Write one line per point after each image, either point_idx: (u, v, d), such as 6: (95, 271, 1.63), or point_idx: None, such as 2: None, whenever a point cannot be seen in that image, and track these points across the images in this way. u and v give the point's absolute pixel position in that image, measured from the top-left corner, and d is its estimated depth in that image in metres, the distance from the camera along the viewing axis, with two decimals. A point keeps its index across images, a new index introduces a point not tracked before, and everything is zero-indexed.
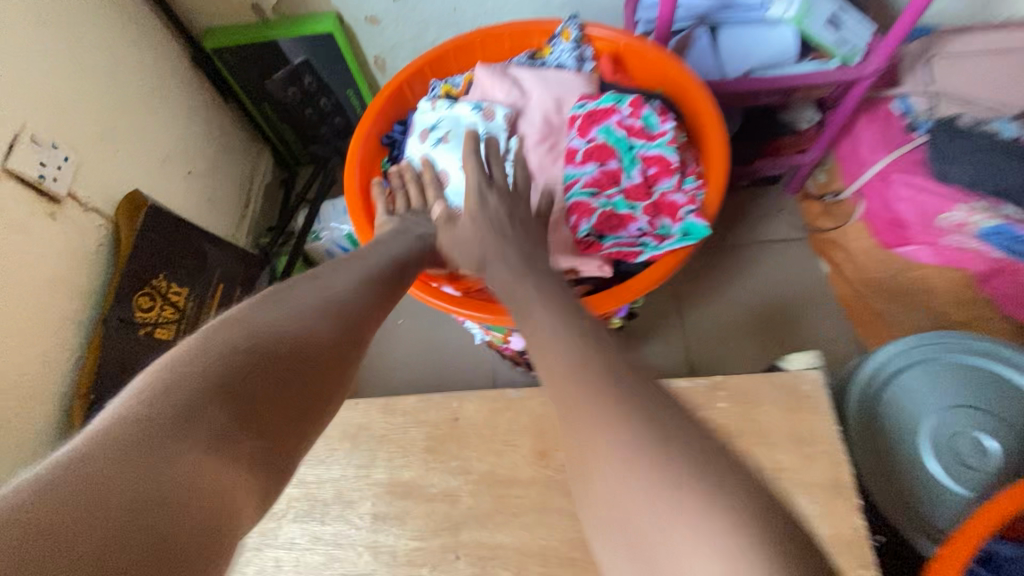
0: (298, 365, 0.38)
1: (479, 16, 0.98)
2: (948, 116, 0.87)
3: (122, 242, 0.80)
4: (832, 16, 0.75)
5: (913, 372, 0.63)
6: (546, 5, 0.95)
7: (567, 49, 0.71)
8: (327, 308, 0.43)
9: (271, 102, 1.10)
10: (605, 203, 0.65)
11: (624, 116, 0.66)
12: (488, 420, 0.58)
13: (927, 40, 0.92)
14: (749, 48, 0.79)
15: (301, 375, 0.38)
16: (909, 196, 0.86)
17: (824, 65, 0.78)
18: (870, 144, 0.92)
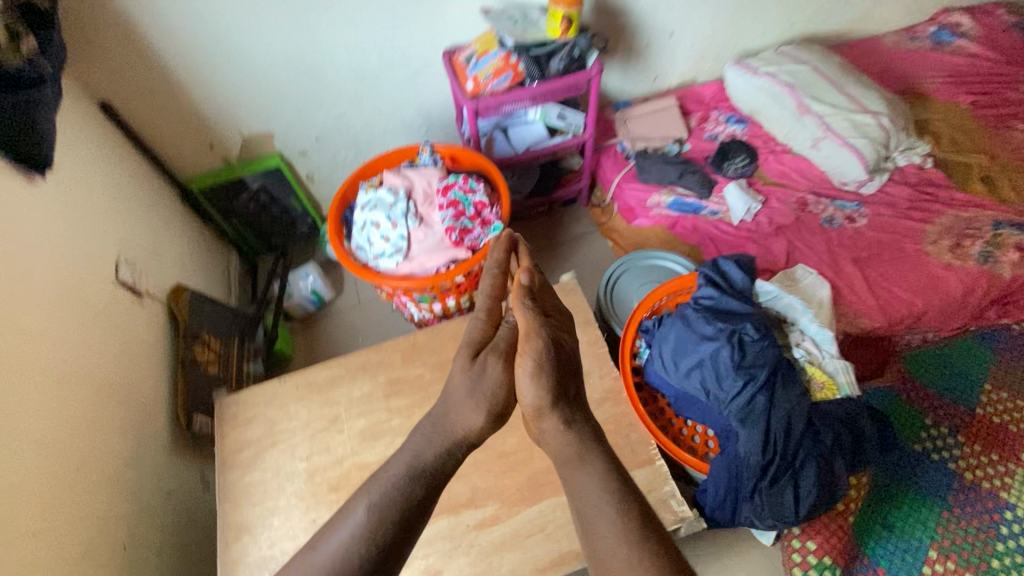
0: (407, 524, 0.64)
1: (371, 140, 1.58)
2: (641, 149, 1.63)
3: (179, 314, 1.24)
4: (560, 113, 1.44)
5: (628, 275, 1.26)
6: (410, 126, 1.57)
7: (427, 156, 1.22)
8: (413, 475, 0.67)
9: (237, 216, 1.59)
10: (459, 224, 1.08)
11: (461, 185, 1.13)
12: (432, 340, 1.11)
13: (622, 112, 1.70)
14: (523, 136, 1.46)
15: (411, 525, 0.64)
16: (631, 193, 1.58)
17: (566, 137, 1.48)
18: (610, 168, 1.65)
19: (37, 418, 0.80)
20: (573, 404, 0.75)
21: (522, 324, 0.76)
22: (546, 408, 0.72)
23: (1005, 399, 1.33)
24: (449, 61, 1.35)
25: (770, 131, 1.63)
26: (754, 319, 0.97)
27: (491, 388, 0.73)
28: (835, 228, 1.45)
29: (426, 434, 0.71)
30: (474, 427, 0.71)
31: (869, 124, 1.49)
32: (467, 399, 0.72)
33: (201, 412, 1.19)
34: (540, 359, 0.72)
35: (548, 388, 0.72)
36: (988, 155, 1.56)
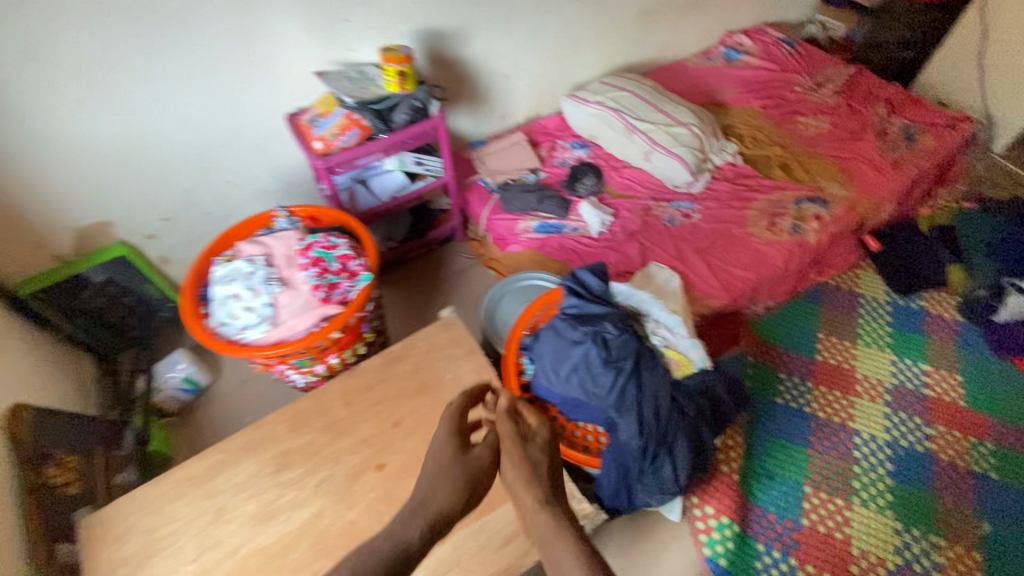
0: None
1: (226, 212, 1.53)
2: (502, 182, 1.74)
3: (19, 437, 1.06)
4: (416, 159, 1.50)
5: (505, 299, 1.32)
6: (267, 193, 1.55)
7: (284, 220, 1.22)
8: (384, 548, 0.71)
9: (83, 314, 1.44)
10: (324, 281, 1.08)
11: (321, 242, 1.14)
12: (318, 403, 1.08)
13: (477, 151, 1.81)
14: (384, 186, 1.50)
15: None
16: (501, 223, 1.66)
17: (428, 181, 1.54)
18: (477, 203, 1.73)
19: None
20: (551, 488, 0.82)
21: (502, 427, 0.85)
22: (520, 489, 0.80)
23: (835, 343, 1.57)
24: (295, 125, 1.37)
25: (610, 151, 1.83)
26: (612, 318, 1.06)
27: (475, 478, 0.82)
28: (675, 226, 1.66)
29: (407, 512, 0.77)
30: (446, 512, 0.78)
31: (684, 135, 1.73)
32: (446, 492, 0.79)
33: (66, 541, 1.05)
34: (517, 459, 0.81)
35: (527, 483, 0.80)
36: (781, 146, 1.87)
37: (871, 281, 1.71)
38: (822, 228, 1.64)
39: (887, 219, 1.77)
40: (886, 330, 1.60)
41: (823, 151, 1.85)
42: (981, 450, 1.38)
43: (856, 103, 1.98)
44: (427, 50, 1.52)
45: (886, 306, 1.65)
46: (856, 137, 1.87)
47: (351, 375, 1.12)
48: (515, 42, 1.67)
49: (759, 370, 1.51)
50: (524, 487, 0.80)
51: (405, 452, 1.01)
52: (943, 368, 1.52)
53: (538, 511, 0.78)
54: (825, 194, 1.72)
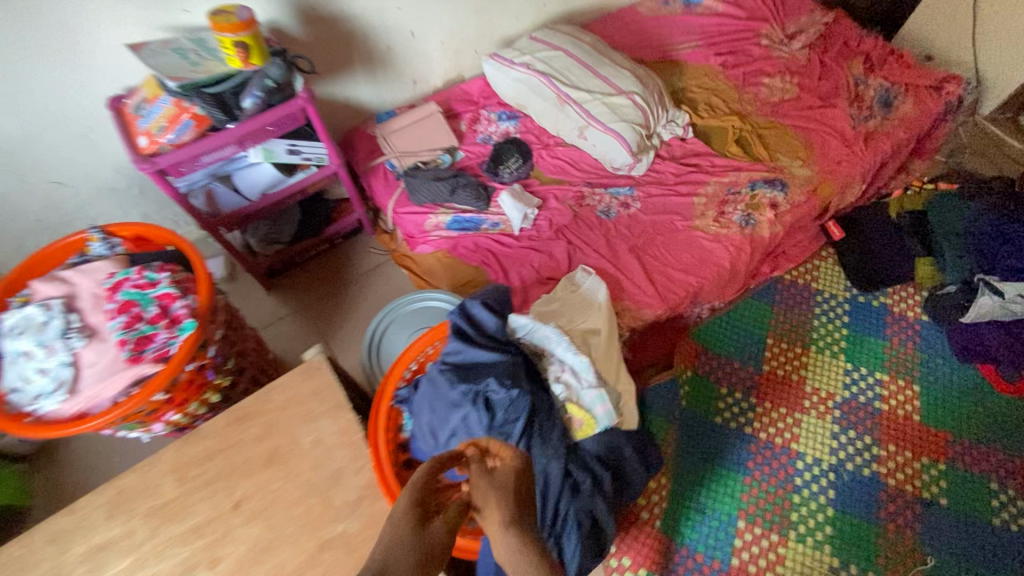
0: None
1: (63, 216, 1.27)
2: (409, 166, 1.46)
3: None
4: (289, 147, 1.22)
5: (394, 326, 1.11)
6: (113, 190, 1.28)
7: (99, 245, 0.97)
8: None
9: None
10: (134, 334, 0.86)
11: (134, 280, 0.89)
12: (143, 478, 0.88)
13: (380, 126, 1.52)
14: (252, 182, 1.25)
15: None
16: (407, 219, 1.42)
17: (310, 172, 1.30)
18: (381, 191, 1.47)
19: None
20: (525, 513, 0.68)
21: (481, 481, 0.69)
22: (504, 536, 0.64)
23: (784, 349, 1.41)
24: (116, 110, 1.09)
25: (540, 124, 1.56)
26: (501, 370, 0.87)
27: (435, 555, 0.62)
28: (611, 218, 1.42)
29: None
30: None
31: (624, 106, 1.46)
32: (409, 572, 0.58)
33: None
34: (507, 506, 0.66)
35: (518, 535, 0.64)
36: (740, 115, 1.62)
37: (831, 274, 1.52)
38: (778, 218, 1.42)
39: (853, 202, 1.56)
40: (842, 333, 1.43)
41: (787, 121, 1.60)
42: (932, 472, 1.25)
43: (829, 61, 1.71)
44: (295, 7, 1.22)
45: (844, 305, 1.47)
46: (826, 103, 1.62)
47: (187, 440, 0.91)
48: None
49: (699, 385, 1.34)
50: (514, 543, 0.64)
51: (245, 543, 0.83)
52: (900, 377, 1.37)
53: (513, 549, 0.63)
54: (786, 175, 1.49)
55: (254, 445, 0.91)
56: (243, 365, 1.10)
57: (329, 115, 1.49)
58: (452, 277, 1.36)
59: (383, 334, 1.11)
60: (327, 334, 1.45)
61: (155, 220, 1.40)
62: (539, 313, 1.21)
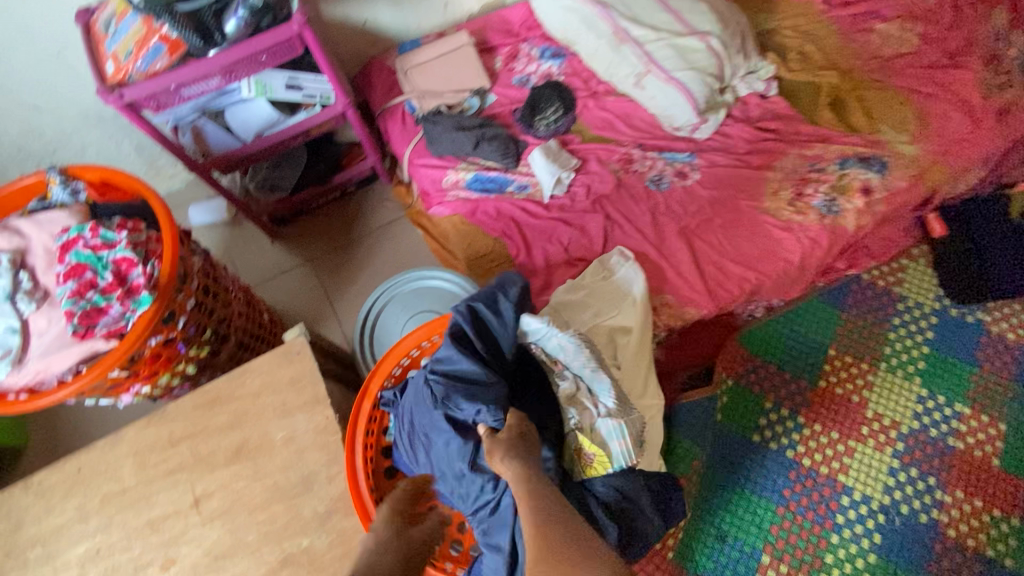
0: None
1: (49, 143, 1.16)
2: (431, 109, 1.25)
3: None
4: (287, 81, 1.02)
5: (391, 306, 0.98)
6: (99, 117, 1.15)
7: (59, 189, 0.84)
8: None
9: None
10: (84, 305, 0.74)
11: (87, 240, 0.77)
12: (102, 458, 0.80)
13: (402, 58, 1.30)
14: (247, 120, 1.07)
15: None
16: (424, 173, 1.24)
17: (312, 112, 1.09)
18: (397, 137, 1.28)
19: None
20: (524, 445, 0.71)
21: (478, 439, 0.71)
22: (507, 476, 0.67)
23: (847, 364, 1.20)
24: (85, 26, 0.91)
25: (590, 66, 1.30)
26: (495, 399, 0.72)
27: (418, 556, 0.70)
28: (663, 190, 1.19)
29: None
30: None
31: (696, 51, 1.18)
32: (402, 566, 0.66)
33: None
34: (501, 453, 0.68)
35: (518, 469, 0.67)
36: (840, 71, 1.31)
37: (920, 278, 1.27)
38: (869, 208, 1.16)
39: (966, 191, 1.26)
40: (922, 352, 1.21)
41: (899, 82, 1.28)
42: (1002, 527, 1.07)
43: (968, 4, 1.35)
44: None
45: (930, 318, 1.23)
46: (955, 62, 1.28)
47: (151, 420, 0.82)
48: None
49: (739, 396, 1.17)
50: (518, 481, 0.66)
51: (203, 544, 0.75)
52: (985, 412, 1.15)
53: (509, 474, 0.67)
54: (887, 152, 1.20)
55: (223, 434, 0.81)
56: (226, 332, 0.98)
57: (343, 41, 1.28)
58: (469, 244, 1.19)
59: (380, 313, 0.97)
60: (330, 293, 1.32)
61: (151, 153, 1.27)
62: (561, 302, 1.04)
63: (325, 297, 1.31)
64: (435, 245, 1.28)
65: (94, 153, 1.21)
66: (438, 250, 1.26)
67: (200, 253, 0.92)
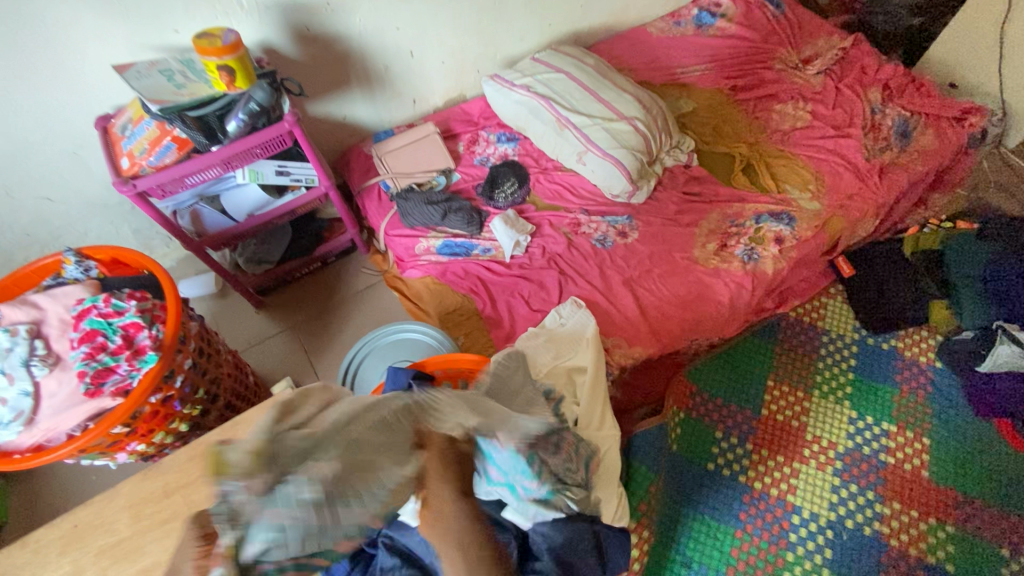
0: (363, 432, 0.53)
1: (54, 229, 1.26)
2: (403, 188, 1.43)
3: None
4: (278, 169, 1.19)
5: (370, 359, 1.09)
6: (103, 204, 1.27)
7: (74, 267, 0.96)
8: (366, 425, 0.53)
9: None
10: (95, 365, 0.84)
11: (100, 308, 0.88)
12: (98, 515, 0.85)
13: (377, 145, 1.49)
14: (240, 203, 1.22)
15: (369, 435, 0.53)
16: (398, 242, 1.39)
17: (298, 194, 1.26)
18: (374, 212, 1.45)
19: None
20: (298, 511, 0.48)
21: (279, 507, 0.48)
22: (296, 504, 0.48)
23: (784, 392, 1.34)
24: (103, 129, 1.07)
25: (539, 147, 1.52)
26: None
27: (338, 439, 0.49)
28: (608, 248, 1.37)
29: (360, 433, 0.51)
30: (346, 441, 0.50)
31: (626, 133, 1.41)
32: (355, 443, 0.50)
33: None
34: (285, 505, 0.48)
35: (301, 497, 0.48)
36: (748, 143, 1.55)
37: (838, 312, 1.45)
38: (782, 254, 1.35)
39: (865, 237, 1.48)
40: (847, 378, 1.36)
41: (798, 151, 1.53)
42: (939, 534, 1.17)
43: (845, 87, 1.64)
44: (289, 27, 1.18)
45: (851, 346, 1.40)
46: (841, 132, 1.55)
47: (147, 474, 0.89)
48: (414, 10, 1.33)
49: (691, 428, 1.28)
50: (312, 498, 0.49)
51: None
52: (910, 428, 1.29)
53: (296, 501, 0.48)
54: (793, 208, 1.42)
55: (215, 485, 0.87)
56: (217, 393, 1.07)
57: (326, 134, 1.46)
58: (439, 302, 1.33)
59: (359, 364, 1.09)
60: (312, 355, 1.41)
61: (147, 235, 1.39)
62: (525, 347, 1.17)
63: (306, 360, 1.40)
64: (409, 306, 1.40)
65: (95, 236, 1.33)
66: (412, 310, 1.38)
67: (198, 319, 1.03)
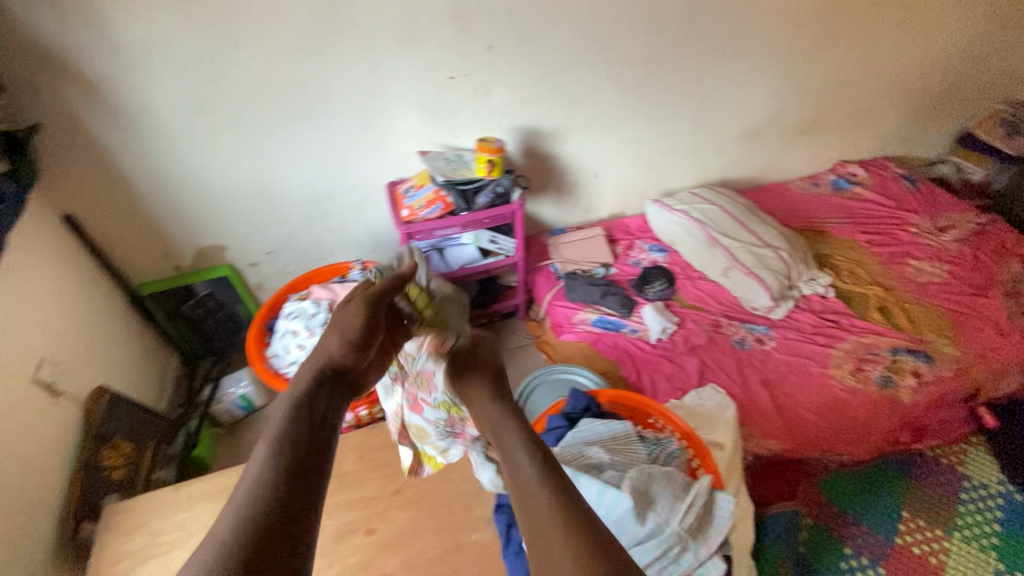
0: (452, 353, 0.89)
1: (320, 254, 1.70)
2: (571, 271, 1.76)
3: (92, 417, 1.25)
4: (491, 238, 1.59)
5: (542, 388, 1.35)
6: (357, 244, 1.71)
7: (357, 273, 1.34)
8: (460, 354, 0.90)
9: (184, 320, 1.64)
10: None
11: None
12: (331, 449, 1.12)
13: (555, 237, 1.87)
14: (455, 258, 1.61)
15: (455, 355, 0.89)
16: (561, 311, 1.69)
17: (497, 258, 1.63)
18: (541, 287, 1.78)
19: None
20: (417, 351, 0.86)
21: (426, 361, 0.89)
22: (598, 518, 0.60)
23: (922, 527, 1.32)
24: (391, 190, 1.55)
25: (687, 260, 1.79)
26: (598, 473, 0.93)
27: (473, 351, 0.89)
28: (745, 349, 1.54)
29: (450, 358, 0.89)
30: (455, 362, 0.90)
31: (769, 258, 1.65)
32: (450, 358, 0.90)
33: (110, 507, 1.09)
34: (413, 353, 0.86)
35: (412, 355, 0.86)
36: (884, 288, 1.71)
37: (982, 463, 1.44)
38: (920, 387, 1.43)
39: (1010, 394, 1.51)
40: (994, 529, 1.32)
41: (936, 302, 1.65)
42: None
43: (984, 256, 1.77)
44: (523, 144, 1.64)
45: (996, 499, 1.37)
46: (979, 292, 1.66)
47: (371, 431, 1.14)
48: (608, 145, 1.76)
49: (817, 535, 1.31)
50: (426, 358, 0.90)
51: (396, 523, 0.99)
52: None
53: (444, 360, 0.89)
54: (931, 349, 1.51)
55: None
56: None
57: None
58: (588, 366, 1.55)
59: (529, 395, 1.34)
60: None
61: None
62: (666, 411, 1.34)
63: None
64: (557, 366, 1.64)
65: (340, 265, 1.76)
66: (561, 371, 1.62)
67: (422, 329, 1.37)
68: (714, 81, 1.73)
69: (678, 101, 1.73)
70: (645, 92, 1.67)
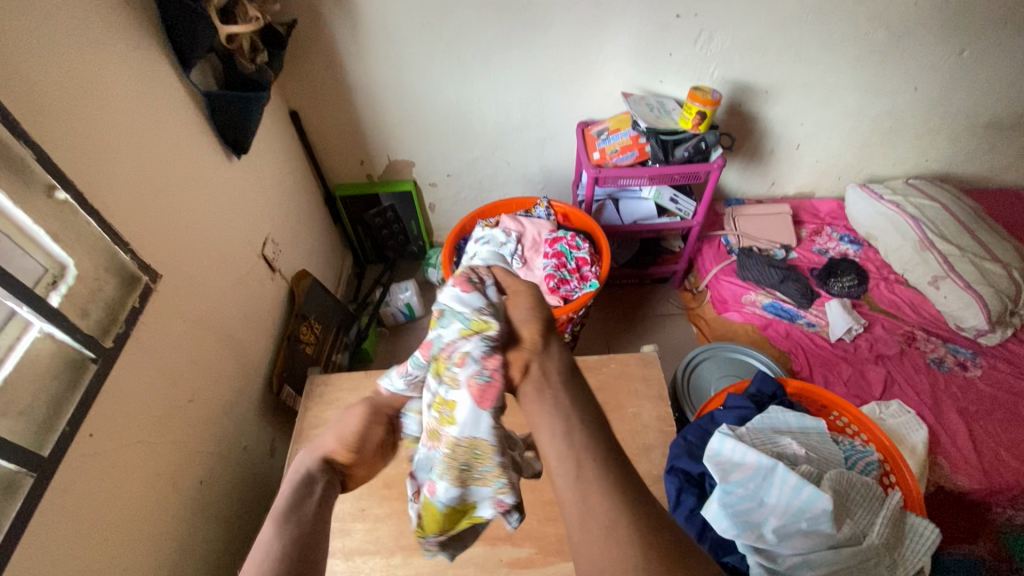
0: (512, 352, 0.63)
1: (494, 185, 1.73)
2: (746, 247, 1.65)
3: (298, 296, 1.41)
4: (673, 198, 1.51)
5: (709, 362, 1.31)
6: (530, 181, 1.72)
7: (543, 210, 1.34)
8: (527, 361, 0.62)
9: (364, 225, 1.77)
10: (558, 274, 1.19)
11: (567, 240, 1.24)
12: None
13: (733, 207, 1.74)
14: (630, 212, 1.56)
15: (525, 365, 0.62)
16: (728, 287, 1.61)
17: (672, 219, 1.55)
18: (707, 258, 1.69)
19: (159, 346, 0.89)
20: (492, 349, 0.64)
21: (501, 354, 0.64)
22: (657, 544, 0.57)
23: None
24: (582, 130, 1.51)
25: (885, 258, 1.59)
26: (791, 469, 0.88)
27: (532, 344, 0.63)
28: (943, 372, 1.37)
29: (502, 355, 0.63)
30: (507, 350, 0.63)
31: (996, 275, 1.42)
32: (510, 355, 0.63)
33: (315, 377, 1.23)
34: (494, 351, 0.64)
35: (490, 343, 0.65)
36: None
37: None
38: None
39: None
40: None
41: None
42: None
43: None
44: (729, 100, 1.51)
45: None
46: None
47: None
48: (823, 115, 1.57)
49: None
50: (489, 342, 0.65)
51: None
52: None
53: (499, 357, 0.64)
54: None
55: None
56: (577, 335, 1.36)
57: None
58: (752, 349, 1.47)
59: (694, 366, 1.31)
60: (613, 347, 1.65)
61: None
62: None
63: (608, 347, 1.65)
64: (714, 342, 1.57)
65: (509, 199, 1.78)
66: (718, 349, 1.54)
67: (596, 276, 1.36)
68: (981, 55, 1.45)
69: (924, 74, 1.48)
70: (888, 60, 1.45)
